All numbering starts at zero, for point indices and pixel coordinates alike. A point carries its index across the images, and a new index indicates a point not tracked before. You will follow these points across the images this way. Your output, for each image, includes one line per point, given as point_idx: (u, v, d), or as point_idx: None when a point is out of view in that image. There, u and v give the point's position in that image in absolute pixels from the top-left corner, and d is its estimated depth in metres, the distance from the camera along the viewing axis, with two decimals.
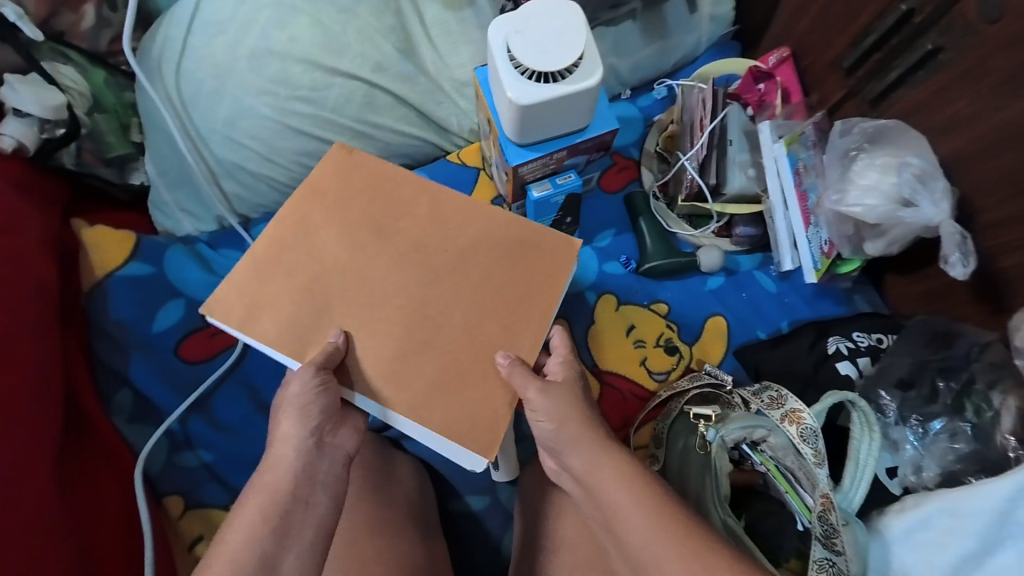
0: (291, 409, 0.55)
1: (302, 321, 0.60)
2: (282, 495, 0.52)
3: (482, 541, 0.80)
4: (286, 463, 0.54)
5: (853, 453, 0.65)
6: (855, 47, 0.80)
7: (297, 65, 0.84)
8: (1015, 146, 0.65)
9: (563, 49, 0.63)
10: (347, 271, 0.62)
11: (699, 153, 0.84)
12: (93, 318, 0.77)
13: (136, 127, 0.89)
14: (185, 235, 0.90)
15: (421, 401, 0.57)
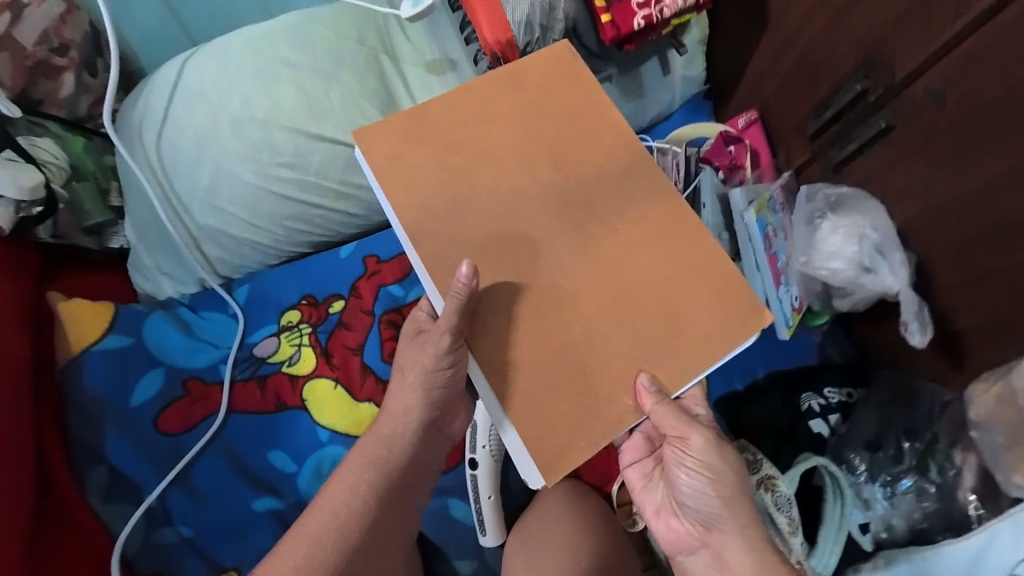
0: (418, 370, 0.64)
1: (437, 205, 0.58)
2: (388, 450, 0.65)
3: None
4: (404, 418, 0.66)
5: (827, 516, 0.68)
6: (816, 116, 0.84)
7: (281, 132, 0.85)
8: (963, 218, 0.69)
9: None
10: (493, 192, 0.59)
11: None
12: (67, 394, 0.74)
13: (115, 191, 0.89)
14: (166, 297, 0.90)
15: (530, 339, 0.54)
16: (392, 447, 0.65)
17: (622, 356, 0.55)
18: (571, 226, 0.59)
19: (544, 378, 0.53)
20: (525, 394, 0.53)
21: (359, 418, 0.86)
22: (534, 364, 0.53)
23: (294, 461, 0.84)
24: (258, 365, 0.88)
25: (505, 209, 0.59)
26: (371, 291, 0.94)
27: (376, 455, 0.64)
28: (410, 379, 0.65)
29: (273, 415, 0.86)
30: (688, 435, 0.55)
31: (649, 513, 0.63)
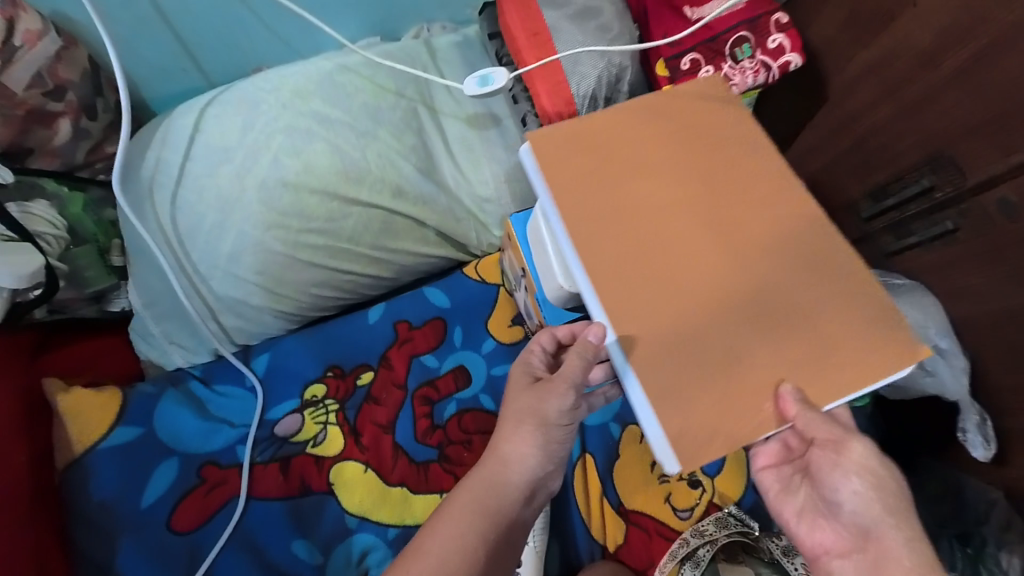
0: (535, 423, 0.61)
1: (598, 207, 0.56)
2: (493, 496, 0.60)
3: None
4: (515, 466, 0.61)
5: None
6: (873, 200, 0.82)
7: (312, 196, 0.77)
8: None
9: None
10: (645, 209, 0.57)
11: None
12: (71, 499, 0.67)
13: (118, 249, 0.78)
14: (174, 368, 0.81)
15: (673, 337, 0.51)
16: (497, 491, 0.60)
17: (776, 367, 0.50)
18: (724, 247, 0.55)
19: (678, 372, 0.50)
20: (679, 422, 0.48)
21: (391, 504, 0.80)
22: (671, 357, 0.50)
23: (321, 552, 0.77)
24: (279, 445, 0.81)
25: (660, 223, 0.56)
26: (403, 362, 0.87)
27: (479, 502, 0.59)
28: (526, 428, 0.61)
29: (297, 500, 0.79)
30: (846, 441, 0.53)
31: (790, 519, 0.57)
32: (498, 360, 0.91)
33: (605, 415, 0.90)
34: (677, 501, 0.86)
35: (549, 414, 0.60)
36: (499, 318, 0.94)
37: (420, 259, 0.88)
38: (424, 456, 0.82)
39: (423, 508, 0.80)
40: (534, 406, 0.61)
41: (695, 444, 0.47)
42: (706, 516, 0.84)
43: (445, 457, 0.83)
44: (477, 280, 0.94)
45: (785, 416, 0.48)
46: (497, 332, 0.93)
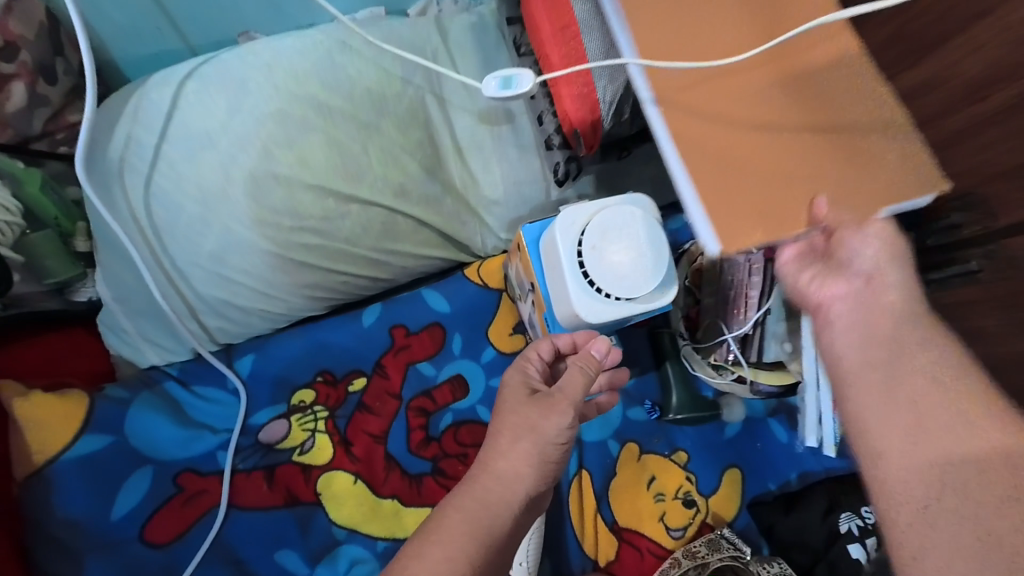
0: (534, 438, 0.56)
1: (666, 25, 0.51)
2: (490, 513, 0.54)
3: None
4: (516, 484, 0.55)
5: None
6: None
7: (307, 192, 0.69)
8: None
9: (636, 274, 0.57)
10: (696, 34, 0.50)
11: (743, 332, 0.82)
12: (35, 516, 0.62)
13: (83, 234, 0.70)
14: (149, 366, 0.73)
15: (715, 152, 0.47)
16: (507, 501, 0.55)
17: (822, 179, 0.46)
18: (775, 59, 0.50)
19: (704, 146, 0.48)
20: (722, 208, 0.46)
21: (382, 518, 0.77)
22: (717, 171, 0.47)
23: (308, 564, 0.74)
24: (265, 453, 0.76)
25: (732, 72, 0.49)
26: (400, 370, 0.83)
27: (477, 522, 0.53)
28: (524, 445, 0.56)
29: (282, 511, 0.75)
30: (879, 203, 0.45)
31: (789, 267, 0.49)
32: (498, 371, 0.87)
33: (604, 432, 0.89)
34: (672, 520, 0.86)
35: (550, 432, 0.56)
36: (501, 326, 0.89)
37: (422, 261, 0.82)
38: (417, 469, 0.79)
39: (416, 523, 0.78)
40: (536, 422, 0.56)
41: (743, 231, 0.45)
42: (697, 536, 0.85)
43: (439, 470, 0.80)
44: (478, 284, 0.88)
45: (815, 220, 0.45)
46: (499, 341, 0.88)
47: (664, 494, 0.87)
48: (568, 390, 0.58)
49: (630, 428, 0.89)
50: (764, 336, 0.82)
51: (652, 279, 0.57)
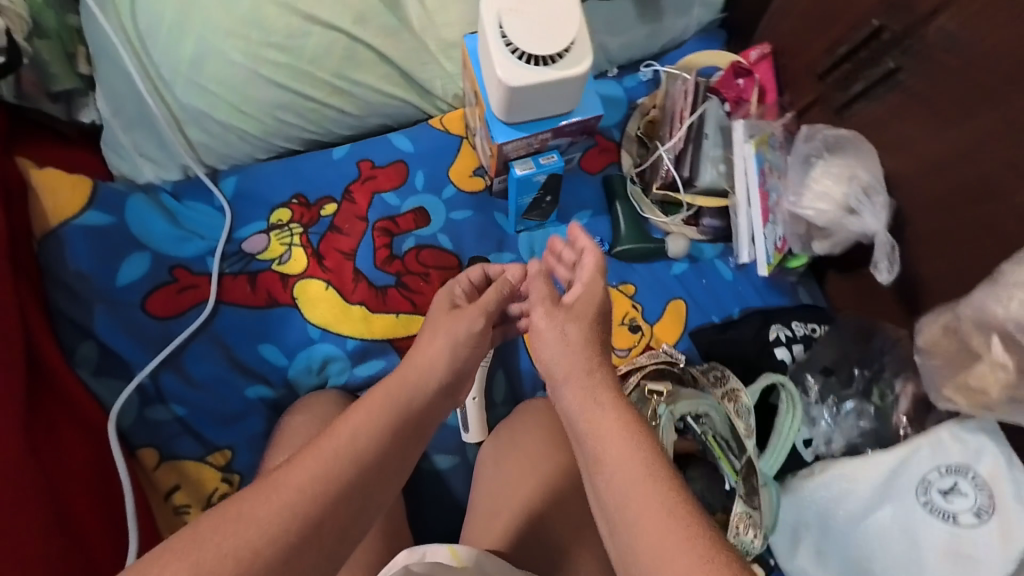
0: (449, 337, 0.67)
1: None
2: (406, 396, 0.60)
3: (445, 498, 0.85)
4: (430, 370, 0.63)
5: (779, 427, 0.75)
6: (829, 54, 0.84)
7: (273, 9, 0.80)
8: (974, 161, 0.70)
9: (544, 44, 0.65)
10: None
11: (677, 145, 0.90)
12: (50, 267, 0.72)
13: (83, 57, 0.82)
14: (146, 183, 0.85)
15: None
16: (424, 375, 0.63)
17: None
18: None
19: None
20: None
21: (350, 318, 0.86)
22: None
23: (285, 355, 0.83)
24: (249, 260, 0.85)
25: None
26: (365, 197, 0.92)
27: (393, 399, 0.58)
28: (440, 341, 0.67)
29: (263, 310, 0.83)
30: None
31: None
32: (458, 206, 0.95)
33: None
34: (617, 341, 0.92)
35: (460, 332, 0.68)
36: (462, 168, 0.97)
37: (386, 100, 0.92)
38: (382, 281, 0.88)
39: (382, 328, 0.86)
40: (451, 326, 0.69)
41: None
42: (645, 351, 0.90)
43: (402, 283, 0.88)
44: (441, 129, 0.97)
45: None
46: (460, 181, 0.96)
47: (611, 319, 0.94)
48: (483, 300, 0.72)
49: None
50: (699, 155, 0.90)
51: (556, 47, 0.65)
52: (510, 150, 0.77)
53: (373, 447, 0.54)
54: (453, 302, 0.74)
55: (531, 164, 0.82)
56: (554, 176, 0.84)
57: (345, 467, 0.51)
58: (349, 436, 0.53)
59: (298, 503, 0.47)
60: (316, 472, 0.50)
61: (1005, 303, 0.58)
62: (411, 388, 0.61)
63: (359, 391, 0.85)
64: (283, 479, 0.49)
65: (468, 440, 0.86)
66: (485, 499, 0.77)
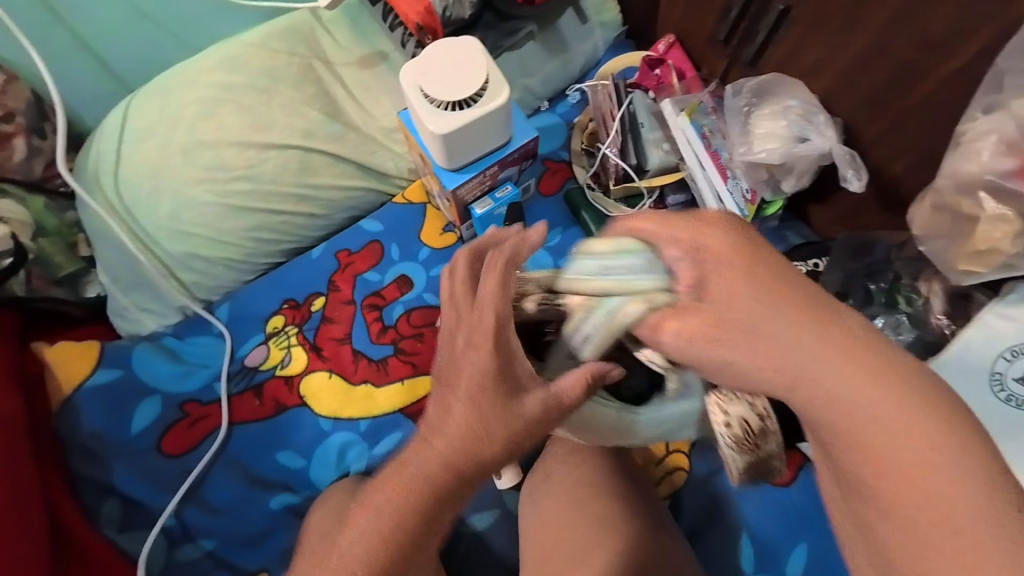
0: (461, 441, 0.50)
1: None
2: (436, 476, 0.49)
3: (487, 561, 0.77)
4: (434, 461, 0.50)
5: (609, 257, 0.52)
6: (723, 21, 0.92)
7: (229, 148, 0.91)
8: (889, 55, 0.72)
9: (463, 88, 0.71)
10: None
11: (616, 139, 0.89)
12: (67, 436, 0.76)
13: (84, 242, 0.91)
14: (149, 334, 0.90)
15: None
16: (468, 426, 0.50)
17: None
18: None
19: None
20: None
21: (358, 401, 0.85)
22: None
23: (302, 456, 0.82)
24: (250, 376, 0.87)
25: None
26: (348, 282, 0.95)
27: (412, 488, 0.49)
28: (459, 430, 0.50)
29: (273, 420, 0.84)
30: None
31: None
32: (435, 262, 0.98)
33: None
34: None
35: (494, 432, 0.50)
36: (432, 228, 1.01)
37: (348, 192, 0.99)
38: (380, 353, 0.89)
39: (389, 399, 0.86)
40: (471, 425, 0.50)
41: None
42: None
43: (400, 351, 0.89)
44: (404, 204, 1.01)
45: None
46: (432, 240, 1.00)
47: None
48: (526, 413, 0.50)
49: None
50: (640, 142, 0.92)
51: (473, 87, 0.71)
52: (465, 194, 0.83)
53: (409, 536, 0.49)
54: (517, 387, 0.51)
55: (489, 201, 0.86)
56: (513, 206, 0.89)
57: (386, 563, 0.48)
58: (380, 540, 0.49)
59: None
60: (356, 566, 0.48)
61: (977, 157, 0.62)
62: (465, 447, 0.50)
63: (381, 471, 0.82)
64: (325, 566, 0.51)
65: (502, 485, 0.79)
66: (533, 545, 0.70)
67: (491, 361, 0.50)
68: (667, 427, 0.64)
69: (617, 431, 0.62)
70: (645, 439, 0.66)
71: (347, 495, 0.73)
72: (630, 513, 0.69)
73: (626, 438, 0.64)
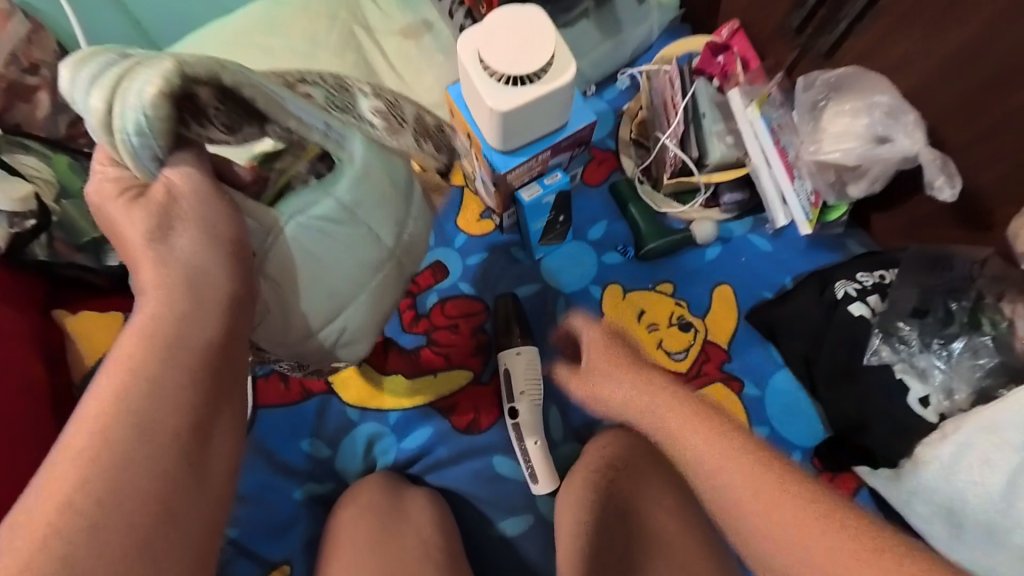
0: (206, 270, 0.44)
1: None
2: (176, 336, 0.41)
3: (515, 568, 0.73)
4: (209, 310, 0.43)
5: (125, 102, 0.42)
6: (798, 7, 0.85)
7: None
8: (994, 53, 0.65)
9: (526, 61, 0.66)
10: None
11: (678, 129, 0.85)
12: None
13: None
14: None
15: None
16: (160, 315, 0.41)
17: None
18: None
19: None
20: None
21: (390, 392, 0.81)
22: None
23: (329, 445, 0.79)
24: None
25: None
26: None
27: (162, 343, 0.40)
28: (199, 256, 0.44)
29: (300, 406, 0.80)
30: None
31: None
32: (471, 251, 0.93)
33: (584, 280, 0.91)
34: (671, 344, 0.85)
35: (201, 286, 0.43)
36: (469, 215, 0.95)
37: None
38: (413, 343, 0.85)
39: (421, 392, 0.82)
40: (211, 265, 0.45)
41: None
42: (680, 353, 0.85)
43: (434, 342, 0.85)
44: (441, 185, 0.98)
45: None
46: (468, 227, 0.95)
47: (658, 324, 0.87)
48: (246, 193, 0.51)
49: (608, 271, 0.91)
50: (702, 134, 0.86)
51: (538, 61, 0.65)
52: (513, 180, 0.77)
53: (193, 398, 0.39)
54: (167, 224, 0.44)
55: (537, 187, 0.80)
56: (562, 193, 0.82)
57: (164, 442, 0.36)
58: (133, 395, 0.37)
59: (93, 521, 0.32)
60: (103, 457, 0.34)
61: None
62: (174, 323, 0.41)
63: (410, 467, 0.79)
64: (58, 520, 0.32)
65: (538, 491, 0.75)
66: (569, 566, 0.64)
67: (187, 232, 0.44)
68: (376, 189, 0.58)
69: (343, 241, 0.56)
70: (325, 315, 0.58)
71: (376, 494, 0.69)
72: (679, 534, 0.64)
73: (322, 284, 0.56)
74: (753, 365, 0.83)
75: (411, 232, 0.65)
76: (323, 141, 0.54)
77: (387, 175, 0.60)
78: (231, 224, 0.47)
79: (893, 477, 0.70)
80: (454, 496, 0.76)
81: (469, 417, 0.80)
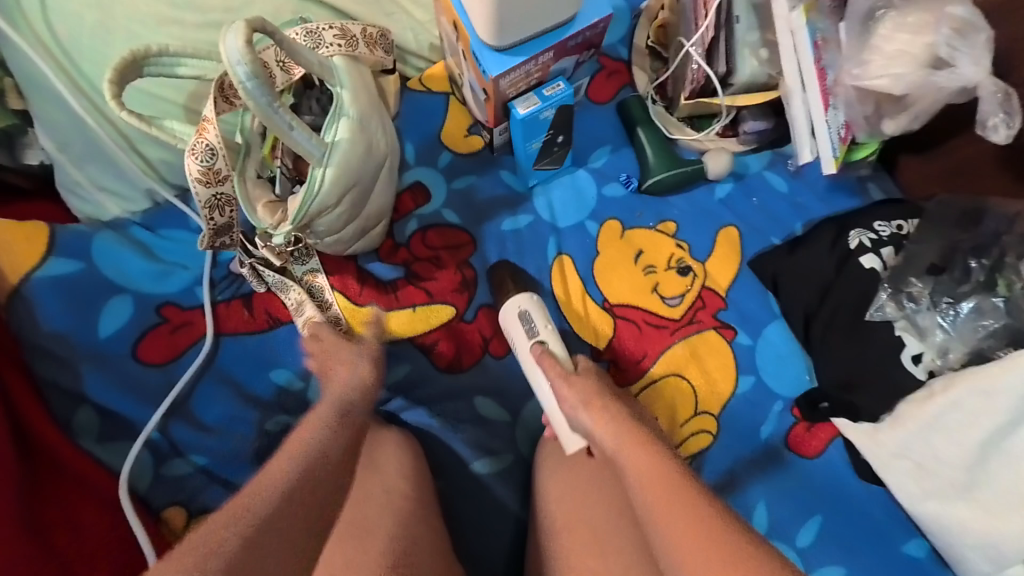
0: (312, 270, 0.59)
1: None
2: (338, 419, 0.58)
3: (491, 505, 0.74)
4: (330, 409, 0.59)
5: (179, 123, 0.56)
6: None
7: None
8: None
9: None
10: None
11: (707, 34, 0.71)
12: (22, 333, 0.65)
13: (13, 92, 0.70)
14: (112, 221, 0.74)
15: None
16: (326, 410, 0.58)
17: None
18: None
19: None
20: None
21: (368, 326, 0.76)
22: None
23: (300, 377, 0.74)
24: (239, 283, 0.75)
25: None
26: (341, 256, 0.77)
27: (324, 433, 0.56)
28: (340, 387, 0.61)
29: (267, 335, 0.75)
30: None
31: None
32: (458, 172, 0.82)
33: (580, 214, 0.83)
34: (666, 289, 0.81)
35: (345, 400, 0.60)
36: (455, 129, 0.83)
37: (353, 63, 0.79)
38: (389, 274, 0.78)
39: (400, 326, 0.77)
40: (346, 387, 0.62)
41: None
42: (678, 298, 0.80)
43: (412, 274, 0.79)
44: (422, 90, 0.83)
45: None
46: (453, 143, 0.83)
47: (655, 266, 0.81)
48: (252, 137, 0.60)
49: (608, 205, 0.83)
50: (733, 43, 0.73)
51: None
52: (506, 87, 0.65)
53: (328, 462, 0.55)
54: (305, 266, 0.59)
55: (535, 99, 0.68)
56: (564, 109, 0.70)
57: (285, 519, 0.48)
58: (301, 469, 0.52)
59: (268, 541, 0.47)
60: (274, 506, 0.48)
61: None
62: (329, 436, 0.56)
63: (386, 403, 0.76)
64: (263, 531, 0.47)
65: (571, 449, 0.65)
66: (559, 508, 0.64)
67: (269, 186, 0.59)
68: (367, 98, 0.63)
69: (358, 147, 0.61)
70: (350, 220, 0.67)
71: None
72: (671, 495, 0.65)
73: (353, 187, 0.63)
74: (749, 314, 0.80)
75: (391, 132, 0.71)
76: (318, 69, 0.59)
77: (366, 81, 0.65)
78: (277, 122, 0.52)
79: (869, 432, 0.71)
80: (429, 437, 0.75)
81: (450, 355, 0.77)
